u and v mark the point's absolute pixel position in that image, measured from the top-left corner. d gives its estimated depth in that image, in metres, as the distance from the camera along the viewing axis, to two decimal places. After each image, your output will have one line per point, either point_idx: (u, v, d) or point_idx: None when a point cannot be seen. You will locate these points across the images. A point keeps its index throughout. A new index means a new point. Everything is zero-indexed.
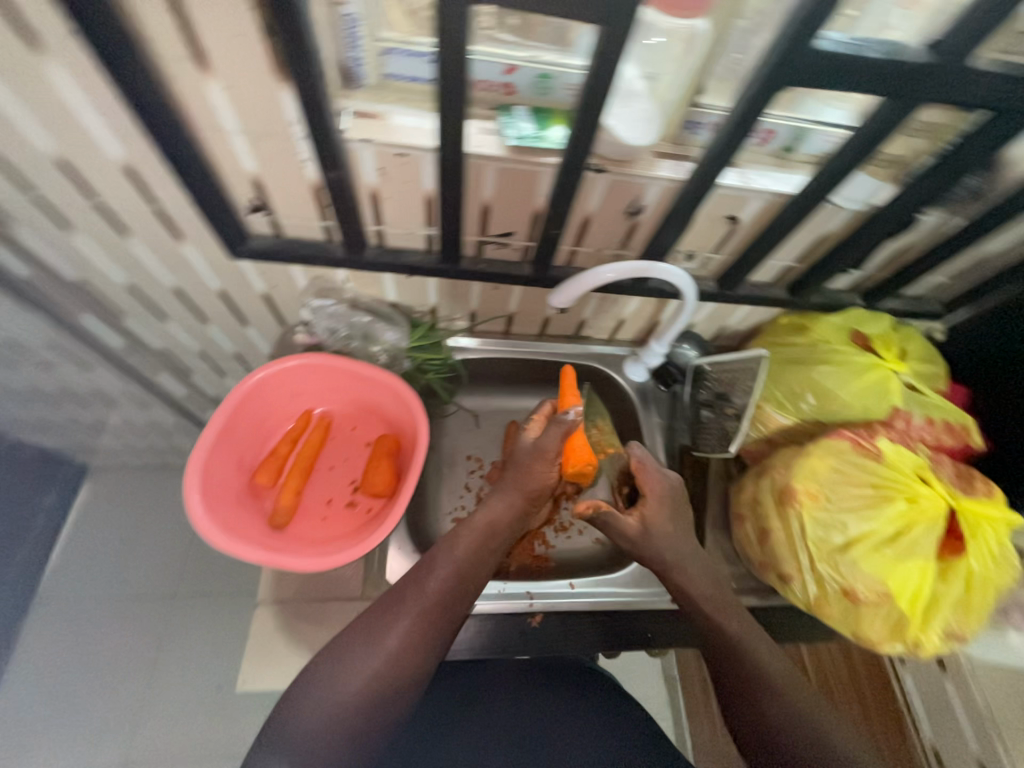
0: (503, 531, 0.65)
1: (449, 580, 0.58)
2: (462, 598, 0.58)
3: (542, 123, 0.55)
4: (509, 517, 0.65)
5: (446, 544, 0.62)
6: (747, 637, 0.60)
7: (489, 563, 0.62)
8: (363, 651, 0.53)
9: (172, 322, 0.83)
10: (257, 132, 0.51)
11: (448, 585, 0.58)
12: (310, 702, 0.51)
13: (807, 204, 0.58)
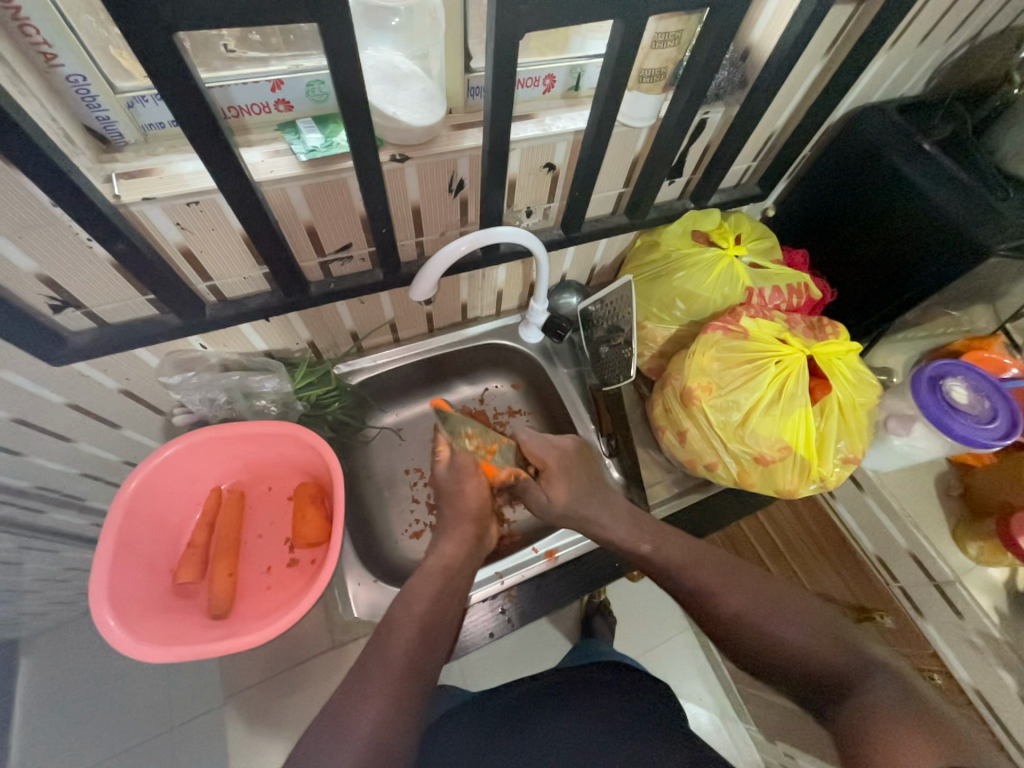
0: (456, 570, 0.66)
1: (411, 632, 0.58)
2: (433, 645, 0.58)
3: (328, 130, 0.54)
4: (459, 554, 0.68)
5: (400, 603, 0.61)
6: (662, 551, 0.66)
7: (452, 607, 0.63)
8: (337, 747, 0.48)
9: (32, 456, 0.75)
10: (16, 228, 0.46)
11: (411, 639, 0.57)
12: None
13: (602, 135, 0.61)
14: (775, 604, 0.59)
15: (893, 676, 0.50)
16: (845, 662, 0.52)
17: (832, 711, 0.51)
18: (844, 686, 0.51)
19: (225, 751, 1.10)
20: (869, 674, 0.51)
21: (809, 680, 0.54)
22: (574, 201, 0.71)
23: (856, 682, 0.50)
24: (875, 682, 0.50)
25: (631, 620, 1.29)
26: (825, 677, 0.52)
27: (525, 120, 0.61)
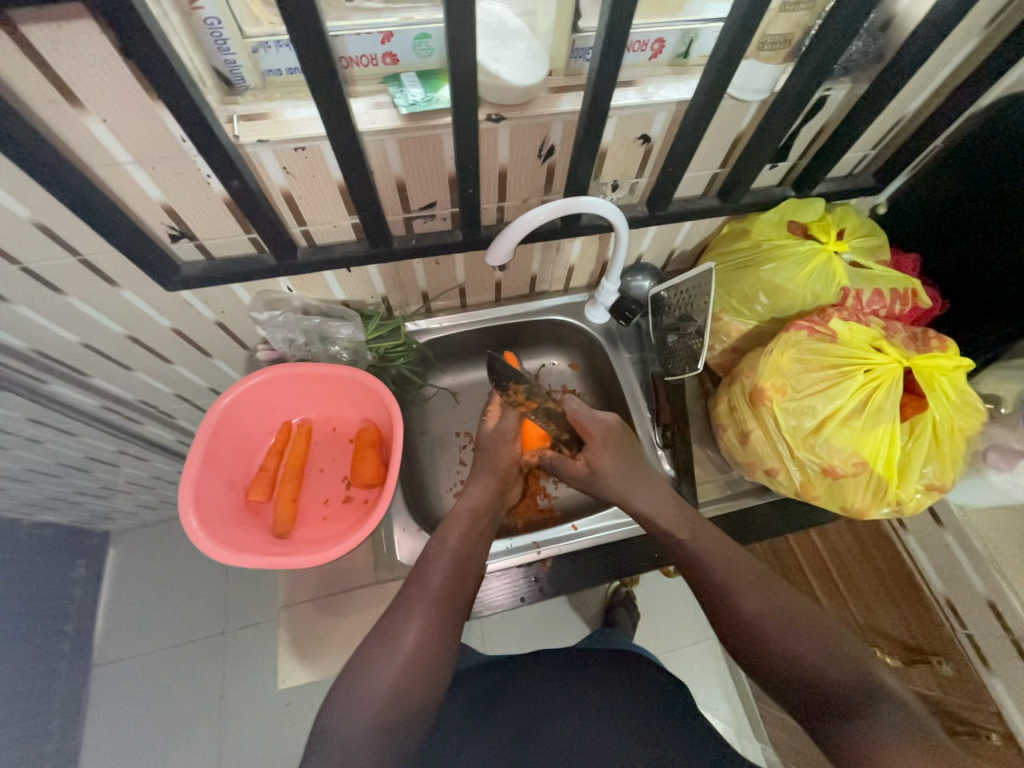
0: (484, 518, 0.70)
1: (445, 568, 0.62)
2: (465, 583, 0.62)
3: (430, 85, 0.54)
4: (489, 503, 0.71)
5: (436, 540, 0.65)
6: (698, 541, 0.65)
7: (481, 546, 0.67)
8: (384, 657, 0.53)
9: (139, 371, 0.85)
10: (151, 159, 0.51)
11: (445, 574, 0.61)
12: (350, 722, 0.49)
13: (708, 106, 0.57)
14: (793, 614, 0.58)
15: (901, 706, 0.50)
16: (855, 682, 0.52)
17: (827, 727, 0.51)
18: (847, 705, 0.50)
19: (268, 659, 1.22)
20: (880, 700, 0.50)
21: (809, 692, 0.53)
22: (665, 178, 0.68)
23: (863, 706, 0.50)
24: (883, 709, 0.49)
25: (657, 617, 1.28)
26: (828, 691, 0.52)
27: (627, 86, 0.58)
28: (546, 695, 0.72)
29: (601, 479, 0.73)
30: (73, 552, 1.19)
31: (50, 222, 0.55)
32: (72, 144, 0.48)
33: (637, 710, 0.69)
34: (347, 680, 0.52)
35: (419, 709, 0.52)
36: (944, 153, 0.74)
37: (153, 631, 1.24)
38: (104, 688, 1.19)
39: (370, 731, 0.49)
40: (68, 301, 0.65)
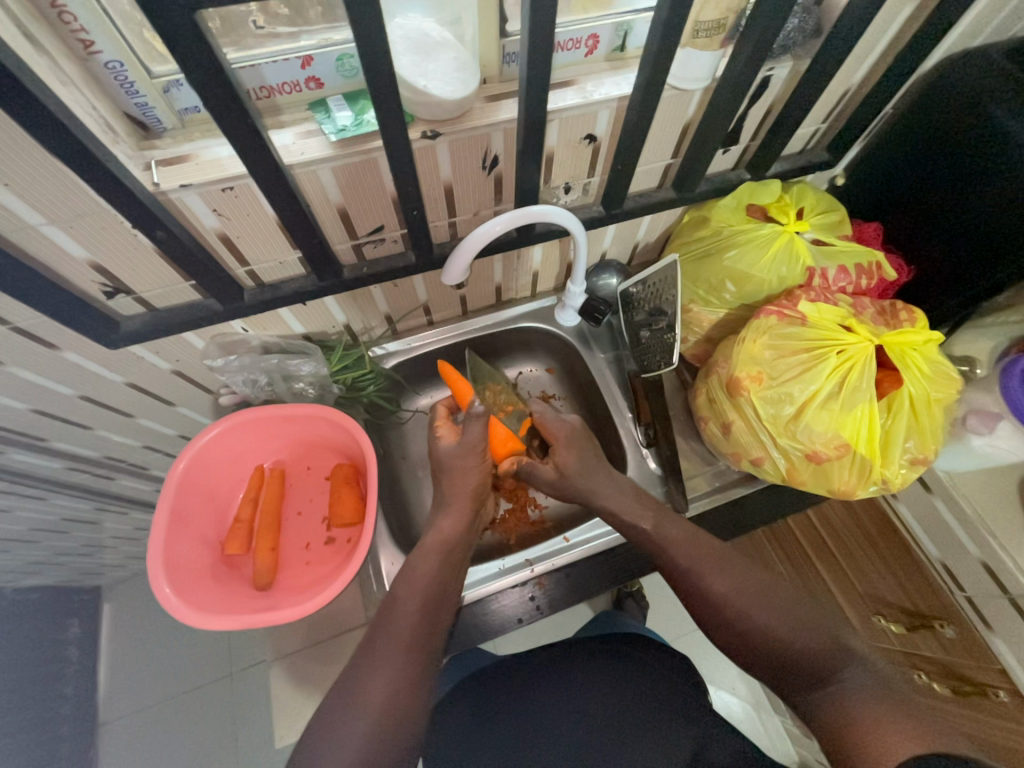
0: (455, 548, 0.66)
1: (412, 609, 0.59)
2: (433, 624, 0.59)
3: (359, 107, 0.52)
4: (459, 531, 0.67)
5: (404, 578, 0.62)
6: (661, 529, 0.64)
7: (454, 580, 0.64)
8: (350, 716, 0.51)
9: (100, 429, 0.81)
10: (65, 218, 0.48)
11: (413, 614, 0.58)
12: None
13: (649, 100, 0.55)
14: (760, 592, 0.58)
15: (868, 667, 0.51)
16: (823, 650, 0.52)
17: (803, 697, 0.51)
18: (820, 673, 0.51)
19: (277, 698, 1.19)
20: (847, 664, 0.51)
21: (782, 664, 0.53)
22: (617, 175, 0.66)
23: (832, 671, 0.51)
24: (851, 674, 0.50)
25: (663, 607, 1.27)
26: (799, 661, 0.52)
27: (564, 87, 0.56)
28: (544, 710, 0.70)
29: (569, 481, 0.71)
30: (64, 614, 1.15)
31: None
32: None
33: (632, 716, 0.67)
34: (323, 735, 0.50)
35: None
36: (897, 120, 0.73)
37: (156, 684, 1.21)
38: (112, 750, 1.15)
39: None
40: (8, 371, 0.62)
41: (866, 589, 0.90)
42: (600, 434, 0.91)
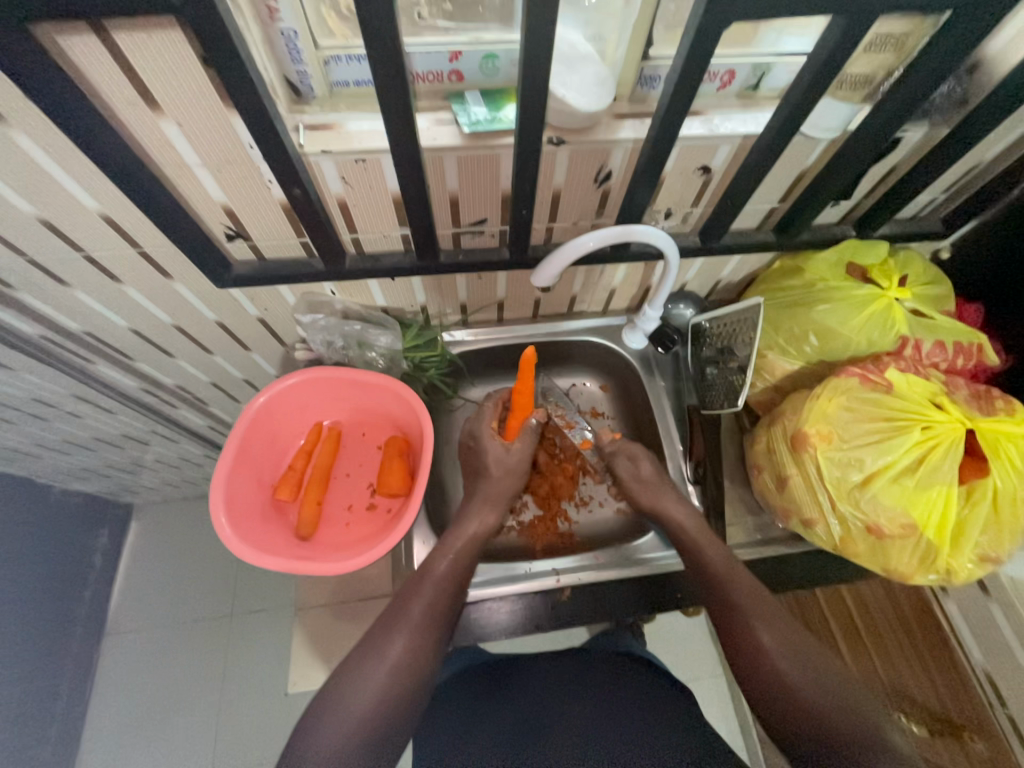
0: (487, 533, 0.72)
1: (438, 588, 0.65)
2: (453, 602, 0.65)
3: (495, 105, 0.54)
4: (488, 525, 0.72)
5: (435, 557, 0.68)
6: (729, 568, 0.68)
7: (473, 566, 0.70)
8: (371, 668, 0.57)
9: (180, 358, 0.86)
10: (217, 161, 0.52)
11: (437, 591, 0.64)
12: (332, 733, 0.53)
13: (776, 142, 0.55)
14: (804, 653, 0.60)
15: (897, 758, 0.52)
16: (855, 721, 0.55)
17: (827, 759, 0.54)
18: (850, 742, 0.54)
19: (272, 647, 1.23)
20: (880, 741, 0.53)
21: (812, 730, 0.56)
22: (722, 209, 0.66)
23: (864, 745, 0.53)
24: (878, 757, 0.52)
25: (665, 648, 1.23)
26: (830, 726, 0.55)
27: (693, 115, 0.57)
28: (548, 699, 0.69)
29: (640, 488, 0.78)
30: (100, 521, 1.23)
31: (115, 215, 0.56)
32: (145, 143, 0.49)
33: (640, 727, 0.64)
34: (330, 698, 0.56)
35: (399, 719, 0.56)
36: (1005, 214, 0.69)
37: (167, 607, 1.26)
38: (116, 658, 1.21)
39: (349, 740, 0.53)
40: (123, 288, 0.67)
41: (891, 680, 0.84)
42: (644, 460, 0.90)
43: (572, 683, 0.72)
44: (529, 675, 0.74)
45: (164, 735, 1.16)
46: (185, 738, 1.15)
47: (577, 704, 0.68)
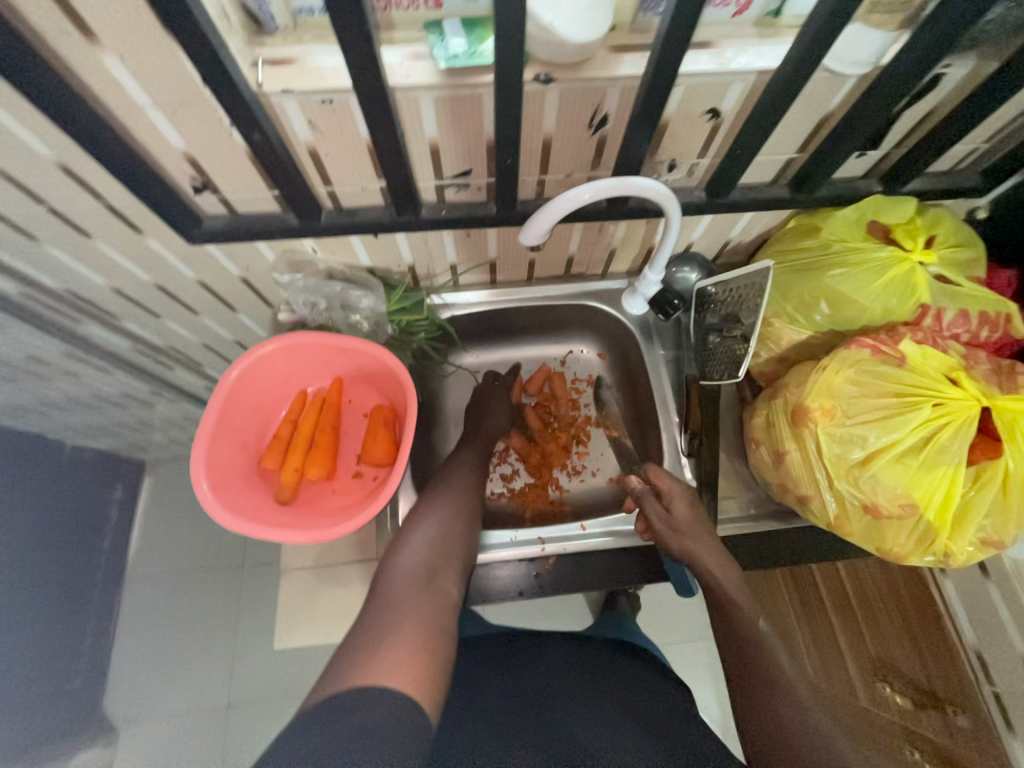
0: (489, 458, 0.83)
1: (461, 548, 0.67)
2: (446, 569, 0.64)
3: (475, 37, 0.47)
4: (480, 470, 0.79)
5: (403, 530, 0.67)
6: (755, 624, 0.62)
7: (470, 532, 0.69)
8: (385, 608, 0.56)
9: (167, 319, 0.85)
10: (170, 103, 0.48)
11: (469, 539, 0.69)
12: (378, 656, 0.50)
13: (795, 81, 0.49)
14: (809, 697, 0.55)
15: None
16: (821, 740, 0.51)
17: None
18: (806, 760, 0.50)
19: (277, 599, 1.28)
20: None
21: None
22: (732, 160, 0.60)
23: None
24: None
25: (656, 610, 1.24)
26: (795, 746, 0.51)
27: (701, 48, 0.50)
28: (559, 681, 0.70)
29: (675, 528, 0.69)
30: (111, 477, 1.26)
31: (72, 164, 0.53)
32: (90, 82, 0.45)
33: (652, 717, 0.64)
34: (345, 676, 0.48)
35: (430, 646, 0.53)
36: None
37: (178, 558, 1.32)
38: (134, 604, 1.28)
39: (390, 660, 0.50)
40: (95, 245, 0.65)
41: (877, 652, 0.83)
42: (640, 431, 0.88)
43: (585, 670, 0.72)
44: (539, 658, 0.74)
45: (179, 677, 1.23)
46: (199, 679, 1.23)
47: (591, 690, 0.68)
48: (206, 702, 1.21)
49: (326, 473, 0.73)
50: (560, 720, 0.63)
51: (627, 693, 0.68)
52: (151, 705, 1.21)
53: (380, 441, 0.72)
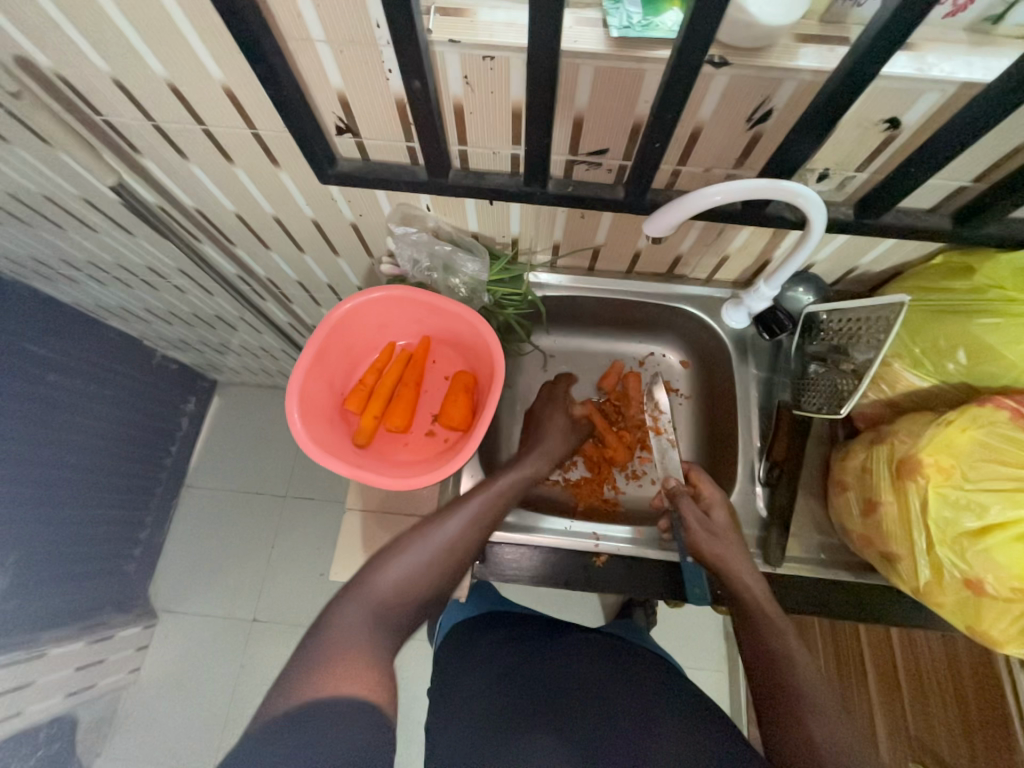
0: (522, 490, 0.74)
1: (436, 587, 0.64)
2: (412, 608, 0.62)
3: (654, 8, 0.45)
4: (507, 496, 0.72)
5: (380, 559, 0.65)
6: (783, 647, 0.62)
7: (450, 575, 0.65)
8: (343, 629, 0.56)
9: (275, 252, 0.89)
10: (341, 41, 0.49)
11: (451, 578, 0.65)
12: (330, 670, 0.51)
13: (1009, 99, 0.43)
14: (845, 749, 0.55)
15: None
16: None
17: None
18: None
19: (315, 533, 1.35)
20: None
21: None
22: (896, 180, 0.55)
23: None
24: None
25: (676, 630, 1.21)
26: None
27: (902, 49, 0.45)
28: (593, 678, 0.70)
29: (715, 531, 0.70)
30: (191, 389, 1.36)
31: (235, 89, 0.55)
32: (275, 10, 0.47)
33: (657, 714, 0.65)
34: (308, 679, 0.50)
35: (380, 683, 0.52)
36: None
37: (236, 476, 1.42)
38: (191, 508, 1.39)
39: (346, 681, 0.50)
40: (234, 170, 0.68)
41: (920, 736, 0.81)
42: (715, 450, 0.84)
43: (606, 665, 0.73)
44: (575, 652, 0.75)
45: (217, 583, 1.33)
46: (235, 588, 1.32)
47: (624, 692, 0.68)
48: (237, 610, 1.31)
49: (401, 426, 0.75)
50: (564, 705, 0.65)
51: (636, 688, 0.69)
52: (189, 600, 1.32)
53: (460, 406, 0.73)
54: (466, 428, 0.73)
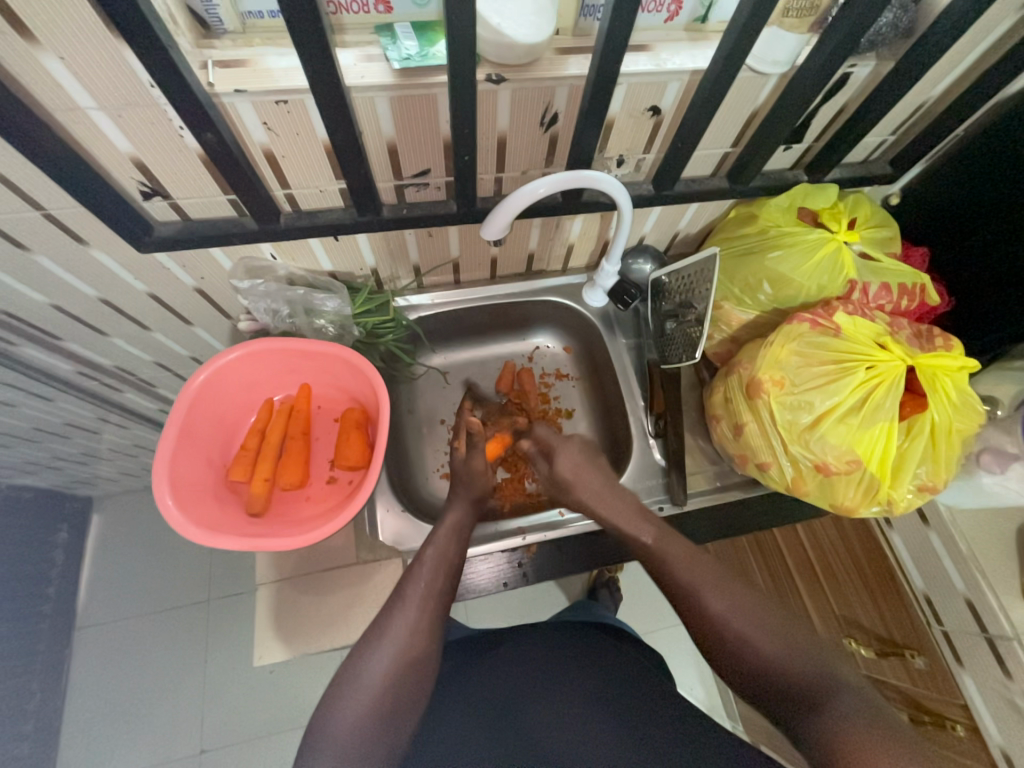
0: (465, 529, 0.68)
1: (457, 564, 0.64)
2: (394, 736, 0.50)
3: (426, 39, 0.49)
4: (453, 545, 0.65)
5: (326, 713, 0.51)
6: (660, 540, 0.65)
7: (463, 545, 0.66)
8: (377, 650, 0.54)
9: (115, 337, 0.80)
10: (115, 104, 0.47)
11: (426, 673, 0.54)
12: (348, 715, 0.50)
13: (723, 79, 0.53)
14: (747, 605, 0.57)
15: (850, 690, 0.51)
16: (802, 658, 0.53)
17: (783, 706, 0.52)
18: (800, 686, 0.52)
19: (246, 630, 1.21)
20: (827, 683, 0.51)
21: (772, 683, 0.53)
22: (674, 154, 0.64)
23: (813, 686, 0.51)
24: (833, 697, 0.50)
25: (638, 598, 1.26)
26: (797, 687, 0.52)
27: (639, 51, 0.54)
28: (532, 673, 0.68)
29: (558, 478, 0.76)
30: (55, 516, 1.17)
31: (7, 171, 0.50)
32: (27, 82, 0.44)
33: (613, 695, 0.64)
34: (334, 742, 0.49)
35: (405, 699, 0.52)
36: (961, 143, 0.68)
37: (135, 597, 1.23)
38: (87, 653, 1.18)
39: (366, 719, 0.50)
40: (34, 258, 0.61)
41: (842, 611, 0.89)
42: (610, 419, 0.91)
43: (546, 660, 0.70)
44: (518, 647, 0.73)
45: (141, 727, 1.14)
46: (164, 726, 1.14)
47: (566, 673, 0.68)
48: (175, 748, 1.13)
49: (298, 481, 0.71)
50: (522, 720, 0.62)
51: (572, 672, 0.68)
52: (112, 758, 1.12)
53: (355, 445, 0.71)
54: (365, 463, 0.71)
